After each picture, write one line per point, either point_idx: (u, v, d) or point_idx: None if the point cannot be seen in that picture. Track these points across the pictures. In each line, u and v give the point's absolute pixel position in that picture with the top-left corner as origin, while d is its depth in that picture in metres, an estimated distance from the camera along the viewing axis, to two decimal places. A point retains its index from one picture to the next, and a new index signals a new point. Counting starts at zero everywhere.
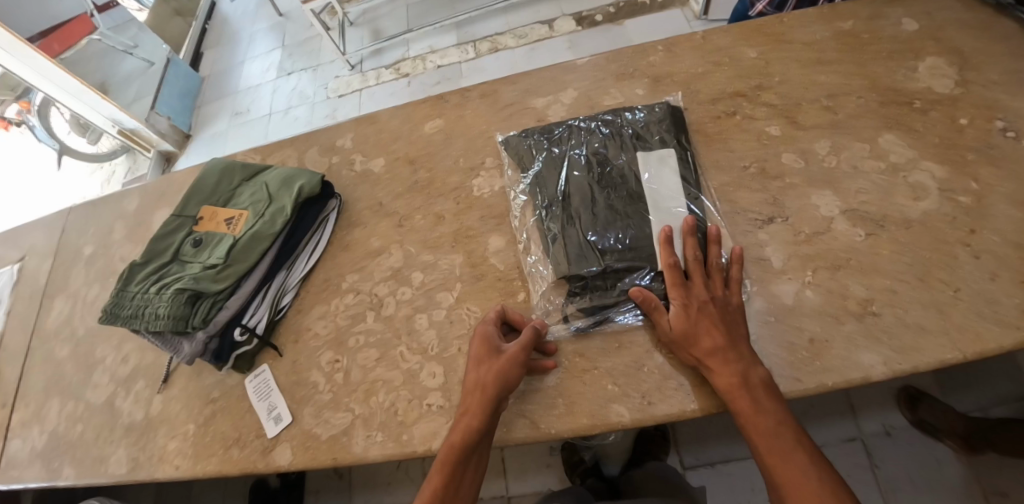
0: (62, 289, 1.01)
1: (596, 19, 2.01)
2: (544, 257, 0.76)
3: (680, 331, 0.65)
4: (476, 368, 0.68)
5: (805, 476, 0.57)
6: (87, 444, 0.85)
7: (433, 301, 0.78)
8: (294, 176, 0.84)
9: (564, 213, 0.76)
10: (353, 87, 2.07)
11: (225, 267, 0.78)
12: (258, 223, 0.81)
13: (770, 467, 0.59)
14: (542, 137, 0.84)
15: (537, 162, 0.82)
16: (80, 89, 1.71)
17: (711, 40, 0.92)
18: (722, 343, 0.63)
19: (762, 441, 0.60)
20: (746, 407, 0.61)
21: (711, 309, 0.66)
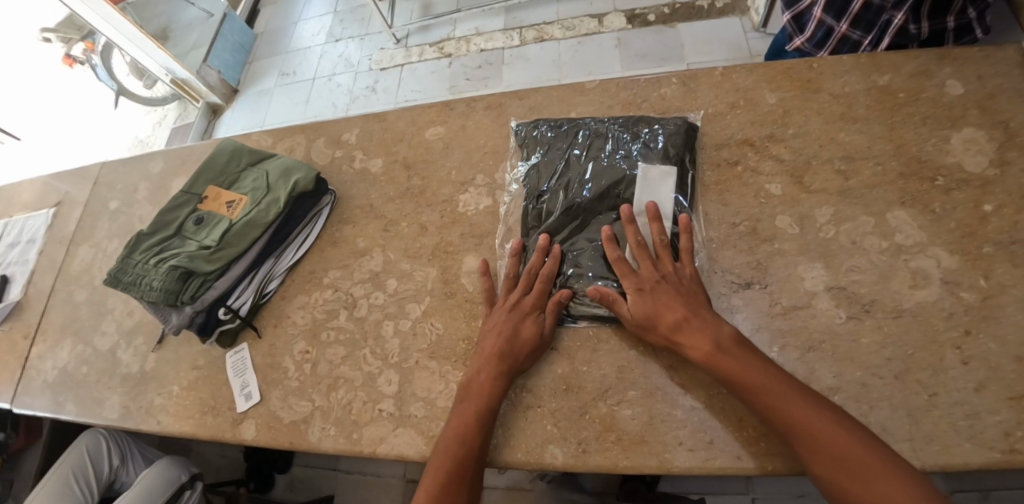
0: (87, 238, 1.11)
1: (648, 19, 1.92)
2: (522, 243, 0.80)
3: (642, 314, 0.68)
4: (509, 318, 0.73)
5: (808, 414, 0.58)
6: (94, 384, 0.96)
7: (403, 311, 0.80)
8: (290, 168, 0.89)
9: (545, 205, 0.79)
10: (396, 62, 2.09)
11: (218, 249, 0.84)
12: (251, 211, 0.86)
13: (781, 421, 0.59)
14: (551, 130, 0.85)
15: (538, 152, 0.84)
16: (137, 35, 1.82)
17: (731, 77, 0.86)
18: (683, 314, 0.66)
19: (761, 395, 0.60)
20: (731, 368, 0.62)
21: (666, 286, 0.69)
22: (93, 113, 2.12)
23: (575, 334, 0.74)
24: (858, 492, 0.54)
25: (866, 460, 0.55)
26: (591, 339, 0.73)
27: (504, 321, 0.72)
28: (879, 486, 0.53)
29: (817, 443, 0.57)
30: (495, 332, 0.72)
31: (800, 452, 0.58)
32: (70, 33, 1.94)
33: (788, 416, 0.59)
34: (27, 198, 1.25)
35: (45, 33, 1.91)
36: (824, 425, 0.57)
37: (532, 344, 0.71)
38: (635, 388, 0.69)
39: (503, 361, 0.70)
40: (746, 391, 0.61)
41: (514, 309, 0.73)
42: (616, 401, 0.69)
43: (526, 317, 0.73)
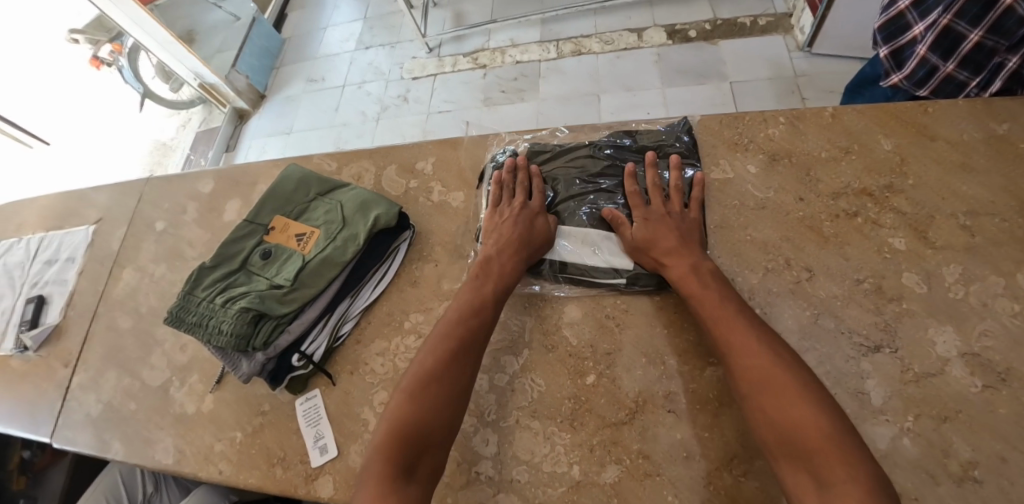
0: (131, 261, 1.05)
1: (689, 35, 1.87)
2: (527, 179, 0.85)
3: (641, 237, 0.74)
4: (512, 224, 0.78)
5: (752, 342, 0.62)
6: (142, 425, 0.90)
7: (498, 364, 0.75)
8: (368, 201, 0.84)
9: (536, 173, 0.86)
10: (428, 71, 2.05)
11: (292, 290, 0.78)
12: (329, 247, 0.81)
13: (722, 339, 0.64)
14: (660, 145, 0.84)
15: (632, 144, 0.85)
16: (168, 40, 1.86)
17: (841, 119, 0.83)
18: (676, 243, 0.72)
19: (709, 313, 0.66)
20: (696, 290, 0.68)
21: (669, 220, 0.75)
22: (118, 115, 2.13)
23: (693, 397, 0.69)
24: (775, 411, 0.57)
25: (785, 380, 0.58)
26: (711, 401, 0.68)
27: (512, 218, 0.78)
28: (790, 408, 0.56)
29: (743, 363, 0.61)
30: (502, 231, 0.78)
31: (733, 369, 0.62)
32: (99, 35, 1.96)
33: (724, 331, 0.64)
34: (64, 212, 1.20)
35: (73, 34, 1.93)
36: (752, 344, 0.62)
37: (535, 241, 0.77)
38: (762, 457, 0.64)
39: (509, 254, 0.76)
40: (701, 310, 0.67)
41: (520, 212, 0.79)
42: (744, 473, 0.64)
43: (531, 224, 0.78)
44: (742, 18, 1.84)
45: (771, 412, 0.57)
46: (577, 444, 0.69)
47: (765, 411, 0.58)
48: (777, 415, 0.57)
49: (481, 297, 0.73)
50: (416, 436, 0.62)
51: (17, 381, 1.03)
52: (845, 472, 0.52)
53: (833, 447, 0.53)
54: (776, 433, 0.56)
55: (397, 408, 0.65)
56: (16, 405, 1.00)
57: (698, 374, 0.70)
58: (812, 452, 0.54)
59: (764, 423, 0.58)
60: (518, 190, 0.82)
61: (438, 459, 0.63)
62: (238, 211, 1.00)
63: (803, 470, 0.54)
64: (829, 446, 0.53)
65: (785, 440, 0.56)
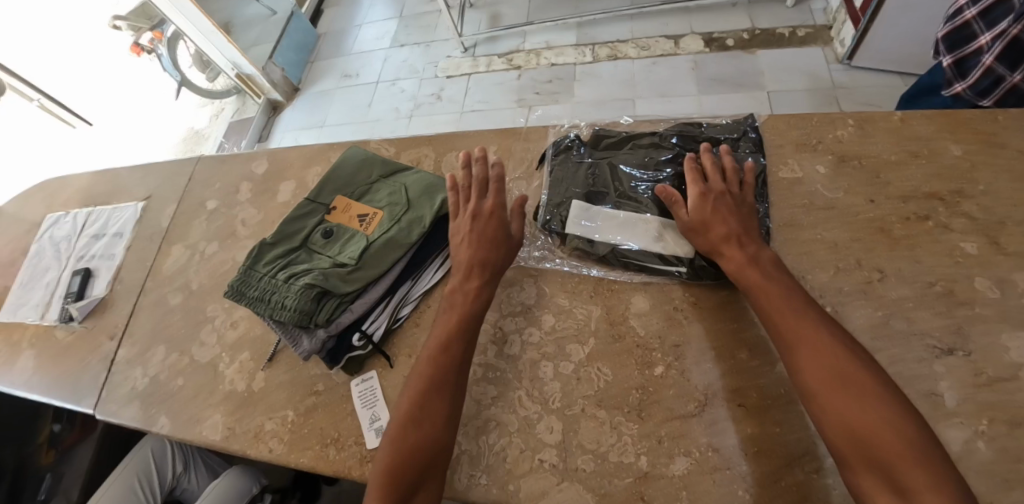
0: (181, 238, 1.06)
1: (726, 43, 1.88)
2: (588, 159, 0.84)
3: (698, 219, 0.72)
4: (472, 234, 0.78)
5: (821, 336, 0.60)
6: (188, 400, 0.89)
7: (563, 352, 0.74)
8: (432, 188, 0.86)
9: (596, 158, 0.83)
10: (463, 70, 2.06)
11: (356, 269, 0.79)
12: (396, 228, 0.81)
13: (786, 336, 0.62)
14: (728, 138, 0.83)
15: (701, 134, 0.84)
16: (210, 30, 1.89)
17: (909, 125, 0.83)
18: (735, 225, 0.70)
19: (770, 305, 0.65)
20: (757, 279, 0.66)
21: (726, 203, 0.73)
22: (155, 103, 2.21)
23: (763, 392, 0.68)
24: (848, 414, 0.55)
25: (861, 380, 0.57)
26: (781, 396, 0.67)
27: (471, 230, 0.78)
28: (864, 412, 0.55)
29: (809, 357, 0.60)
30: (466, 239, 0.78)
31: (800, 364, 0.60)
32: (140, 23, 2.03)
33: (788, 326, 0.62)
34: (115, 190, 1.22)
35: (116, 20, 1.99)
36: (821, 338, 0.60)
37: (500, 247, 0.77)
38: None
39: (475, 270, 0.76)
40: (763, 300, 0.65)
41: (478, 216, 0.79)
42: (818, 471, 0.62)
43: (489, 227, 0.78)
44: (779, 30, 1.86)
45: (842, 414, 0.56)
46: (644, 435, 0.68)
47: (833, 412, 0.56)
48: (848, 416, 0.55)
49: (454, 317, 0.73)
50: (406, 470, 0.63)
51: (61, 353, 1.03)
52: (927, 479, 0.50)
53: (911, 453, 0.52)
54: (847, 437, 0.55)
55: (384, 445, 0.66)
56: (60, 377, 1.00)
57: (768, 370, 0.69)
58: (889, 457, 0.52)
59: (834, 426, 0.56)
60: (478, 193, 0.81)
61: (433, 487, 0.64)
62: (292, 193, 1.01)
63: (878, 475, 0.52)
64: (907, 452, 0.52)
65: (857, 444, 0.54)
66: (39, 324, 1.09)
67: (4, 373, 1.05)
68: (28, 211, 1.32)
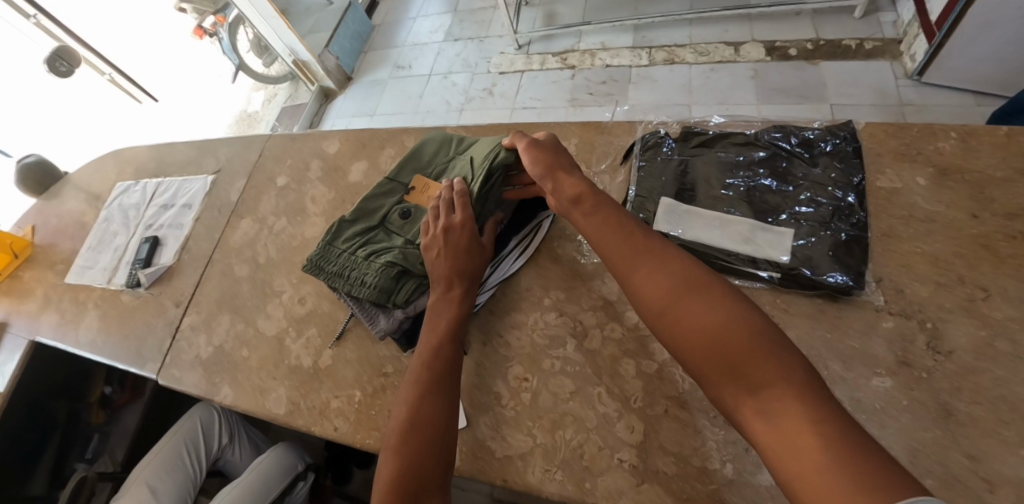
0: (250, 211, 1.06)
1: (788, 53, 1.87)
2: (678, 153, 0.82)
3: (536, 165, 0.75)
4: (453, 258, 0.74)
5: (659, 254, 0.63)
6: (253, 371, 0.90)
7: (645, 350, 0.72)
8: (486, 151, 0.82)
9: (686, 155, 0.82)
10: (516, 67, 2.06)
11: None
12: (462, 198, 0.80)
13: (627, 259, 0.64)
14: (828, 140, 0.80)
15: (800, 135, 0.81)
16: (270, 13, 1.88)
17: (1019, 140, 0.79)
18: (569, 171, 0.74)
19: (602, 233, 0.67)
20: (588, 209, 0.70)
21: (559, 155, 0.76)
22: (210, 85, 2.29)
23: (856, 406, 0.66)
24: (690, 319, 0.57)
25: (699, 287, 0.59)
26: (876, 412, 0.65)
27: (447, 243, 0.75)
28: (704, 318, 0.56)
29: (647, 275, 0.62)
30: (445, 259, 0.74)
31: (637, 282, 0.62)
32: (205, 7, 2.10)
33: (623, 247, 0.65)
34: (184, 160, 1.23)
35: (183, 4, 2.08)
36: (657, 257, 0.63)
37: (477, 258, 0.76)
38: (930, 476, 0.61)
39: (458, 283, 0.74)
40: (596, 230, 0.68)
41: (449, 230, 0.75)
42: None
43: (472, 247, 0.75)
44: (846, 41, 1.82)
45: (687, 318, 0.57)
46: (729, 441, 0.65)
47: (677, 317, 0.58)
48: (695, 320, 0.57)
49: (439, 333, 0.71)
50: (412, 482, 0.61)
51: (125, 316, 1.04)
52: (774, 371, 0.52)
53: (757, 348, 0.53)
54: (696, 344, 0.56)
55: (385, 466, 0.63)
56: (124, 338, 1.01)
57: (863, 384, 0.67)
58: (739, 357, 0.54)
59: (685, 339, 0.57)
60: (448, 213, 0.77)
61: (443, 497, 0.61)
62: (364, 173, 1.01)
63: (732, 380, 0.54)
64: (755, 345, 0.53)
65: (706, 348, 0.55)
66: (104, 287, 1.11)
67: (70, 332, 1.07)
68: (99, 176, 1.35)
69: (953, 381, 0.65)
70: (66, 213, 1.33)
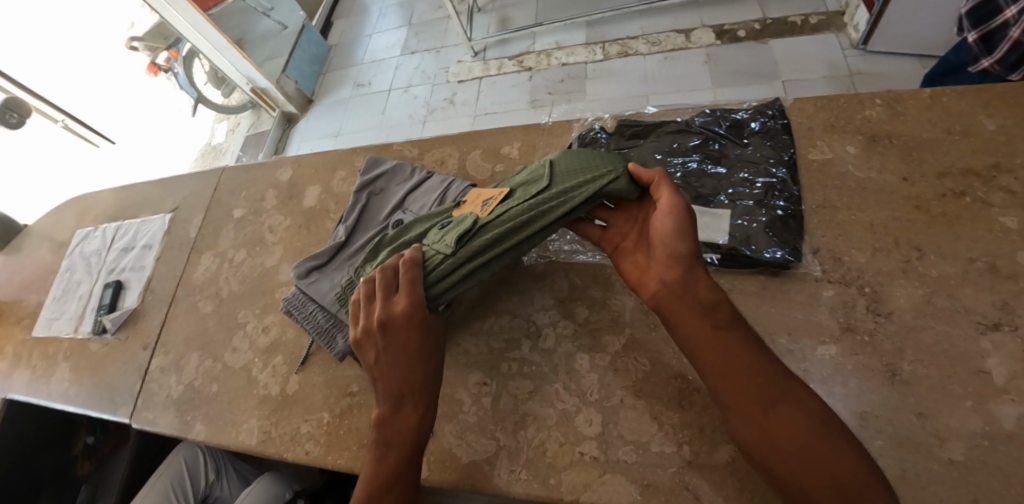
0: (210, 247, 1.06)
1: (738, 35, 1.90)
2: (616, 145, 0.83)
3: (664, 236, 0.64)
4: (394, 371, 0.68)
5: (772, 374, 0.57)
6: (223, 405, 0.90)
7: (598, 344, 0.74)
8: (575, 166, 0.72)
9: (623, 147, 0.83)
10: (474, 74, 2.07)
11: (463, 258, 0.70)
12: (516, 211, 0.70)
13: (740, 370, 0.57)
14: (756, 120, 0.82)
15: (729, 118, 0.83)
16: (223, 44, 1.88)
17: (942, 101, 0.81)
18: (686, 249, 0.63)
19: (715, 335, 0.59)
20: (697, 304, 0.61)
21: (686, 222, 0.64)
22: (171, 120, 2.32)
23: (805, 377, 0.67)
24: (816, 454, 0.51)
25: (825, 419, 0.54)
26: (824, 380, 0.66)
27: (385, 348, 0.69)
28: (842, 464, 0.51)
29: (765, 394, 0.55)
30: (391, 369, 0.68)
31: (750, 395, 0.56)
32: (157, 43, 2.08)
33: (738, 357, 0.58)
34: (142, 202, 1.23)
35: (133, 41, 2.05)
36: (776, 378, 0.56)
37: (423, 366, 0.68)
38: (880, 437, 0.62)
39: (411, 398, 0.67)
40: (702, 328, 0.60)
41: (387, 332, 0.69)
42: None
43: (417, 361, 0.68)
44: (792, 18, 1.86)
45: (807, 450, 0.52)
46: (685, 424, 0.67)
47: (801, 447, 0.52)
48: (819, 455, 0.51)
49: (389, 465, 0.64)
50: None
51: (94, 364, 1.04)
52: None
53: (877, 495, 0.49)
54: (816, 481, 0.51)
55: None
56: (94, 385, 1.01)
57: (809, 353, 0.68)
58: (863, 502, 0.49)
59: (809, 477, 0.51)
60: (385, 310, 0.70)
61: None
62: (318, 197, 1.01)
63: None
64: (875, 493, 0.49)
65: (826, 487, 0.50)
66: (73, 337, 1.10)
67: (42, 385, 1.06)
68: (61, 226, 1.35)
69: (894, 341, 0.67)
70: (31, 267, 1.32)
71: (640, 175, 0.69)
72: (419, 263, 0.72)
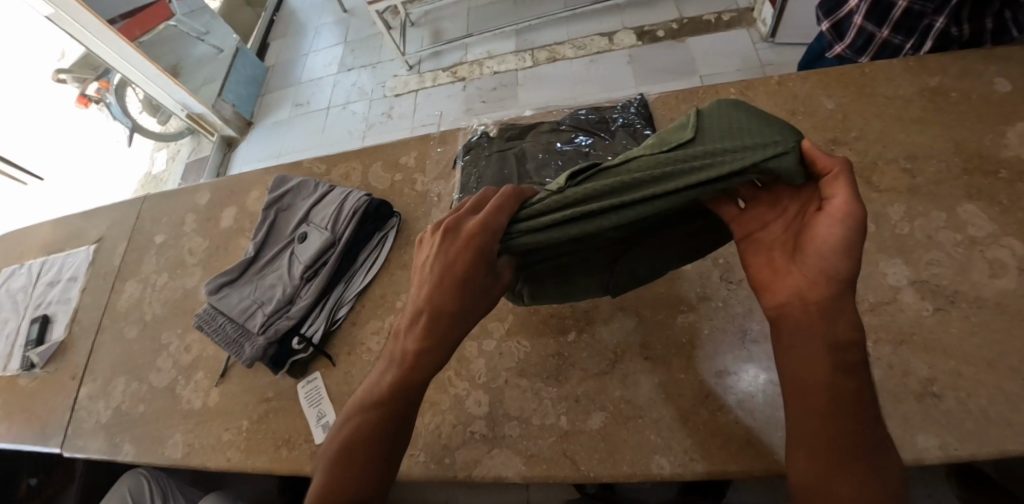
0: (133, 274, 1.10)
1: (657, 35, 2.00)
2: (496, 146, 0.90)
3: (819, 239, 0.51)
4: (429, 292, 0.57)
5: (879, 454, 0.46)
6: (149, 424, 0.93)
7: (486, 331, 0.80)
8: (743, 125, 0.57)
9: (502, 148, 0.89)
10: (410, 87, 2.14)
11: (559, 199, 0.59)
12: (642, 162, 0.57)
13: (846, 430, 0.46)
14: (623, 116, 0.90)
15: (599, 117, 0.91)
16: (153, 72, 1.90)
17: (787, 86, 0.90)
18: (843, 262, 0.50)
19: (831, 380, 0.48)
20: (819, 345, 0.49)
21: (854, 232, 0.50)
22: (109, 150, 2.33)
23: (667, 343, 0.74)
24: None
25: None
26: (683, 345, 0.73)
27: (434, 261, 0.57)
28: None
29: (865, 464, 0.45)
30: (426, 285, 0.58)
31: (839, 454, 0.46)
32: (85, 74, 2.05)
33: (848, 419, 0.47)
34: (68, 237, 1.25)
35: (60, 74, 2.02)
36: (882, 457, 0.46)
37: (451, 319, 0.56)
38: (733, 392, 0.69)
39: (427, 339, 0.56)
40: (813, 363, 0.49)
41: (450, 248, 0.58)
42: (715, 410, 0.68)
43: (451, 303, 0.56)
44: (706, 16, 1.97)
45: None
46: (562, 396, 0.73)
47: None
48: None
49: (377, 405, 0.56)
50: None
51: (24, 398, 1.05)
52: None
53: None
54: None
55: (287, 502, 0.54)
56: (25, 418, 1.03)
57: (669, 321, 0.75)
58: None
59: None
60: (460, 225, 0.60)
61: None
62: (234, 217, 1.06)
63: None
64: None
65: None
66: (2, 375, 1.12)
67: None
68: None
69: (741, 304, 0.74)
70: None
71: (813, 159, 0.53)
72: (520, 197, 0.62)
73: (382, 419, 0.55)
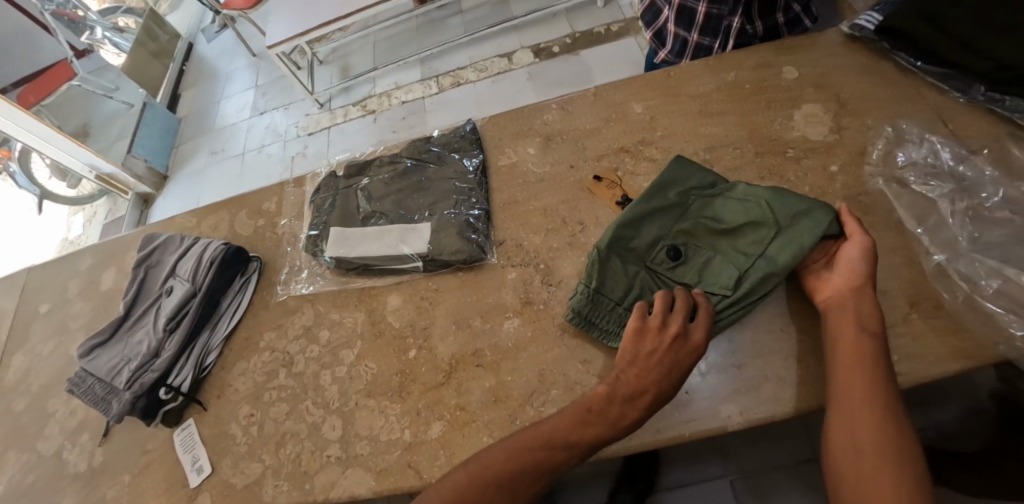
0: (20, 346, 1.12)
1: (553, 51, 2.09)
2: (342, 182, 0.98)
3: (850, 260, 0.69)
4: (636, 375, 0.67)
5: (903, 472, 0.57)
6: (37, 492, 0.94)
7: (337, 359, 0.85)
8: (805, 204, 0.73)
9: (347, 185, 0.97)
10: (322, 125, 2.20)
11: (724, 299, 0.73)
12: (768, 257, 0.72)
13: (877, 441, 0.59)
14: (454, 142, 0.99)
15: (434, 146, 1.00)
16: (54, 136, 1.91)
17: (603, 96, 0.98)
18: (865, 273, 0.67)
19: (876, 402, 0.61)
20: (881, 388, 0.61)
21: (869, 259, 0.68)
22: (22, 219, 2.28)
23: (496, 349, 0.79)
24: None
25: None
26: (512, 348, 0.79)
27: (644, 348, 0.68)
28: None
29: (880, 461, 0.58)
30: (639, 372, 0.67)
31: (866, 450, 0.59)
32: None
33: (888, 439, 0.59)
34: None
35: None
36: (901, 471, 0.57)
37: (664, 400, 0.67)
38: (556, 388, 0.74)
39: (631, 413, 0.66)
40: (860, 390, 0.62)
41: (666, 344, 0.68)
42: (541, 406, 0.74)
43: (650, 388, 0.66)
44: (596, 29, 2.08)
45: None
46: (405, 412, 0.78)
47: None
48: None
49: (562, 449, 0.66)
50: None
51: None
52: None
53: None
54: None
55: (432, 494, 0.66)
56: None
57: (498, 328, 0.81)
58: None
59: None
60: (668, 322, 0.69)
61: None
62: (115, 278, 1.11)
63: None
64: None
65: None
66: None
67: None
68: None
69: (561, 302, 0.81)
70: None
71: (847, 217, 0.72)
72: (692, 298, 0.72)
73: (582, 458, 0.66)
